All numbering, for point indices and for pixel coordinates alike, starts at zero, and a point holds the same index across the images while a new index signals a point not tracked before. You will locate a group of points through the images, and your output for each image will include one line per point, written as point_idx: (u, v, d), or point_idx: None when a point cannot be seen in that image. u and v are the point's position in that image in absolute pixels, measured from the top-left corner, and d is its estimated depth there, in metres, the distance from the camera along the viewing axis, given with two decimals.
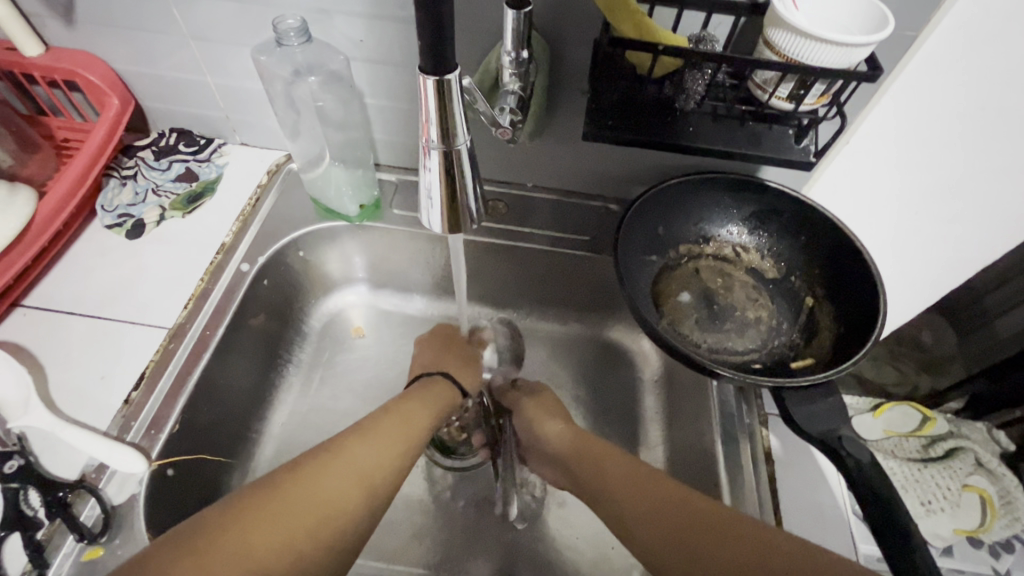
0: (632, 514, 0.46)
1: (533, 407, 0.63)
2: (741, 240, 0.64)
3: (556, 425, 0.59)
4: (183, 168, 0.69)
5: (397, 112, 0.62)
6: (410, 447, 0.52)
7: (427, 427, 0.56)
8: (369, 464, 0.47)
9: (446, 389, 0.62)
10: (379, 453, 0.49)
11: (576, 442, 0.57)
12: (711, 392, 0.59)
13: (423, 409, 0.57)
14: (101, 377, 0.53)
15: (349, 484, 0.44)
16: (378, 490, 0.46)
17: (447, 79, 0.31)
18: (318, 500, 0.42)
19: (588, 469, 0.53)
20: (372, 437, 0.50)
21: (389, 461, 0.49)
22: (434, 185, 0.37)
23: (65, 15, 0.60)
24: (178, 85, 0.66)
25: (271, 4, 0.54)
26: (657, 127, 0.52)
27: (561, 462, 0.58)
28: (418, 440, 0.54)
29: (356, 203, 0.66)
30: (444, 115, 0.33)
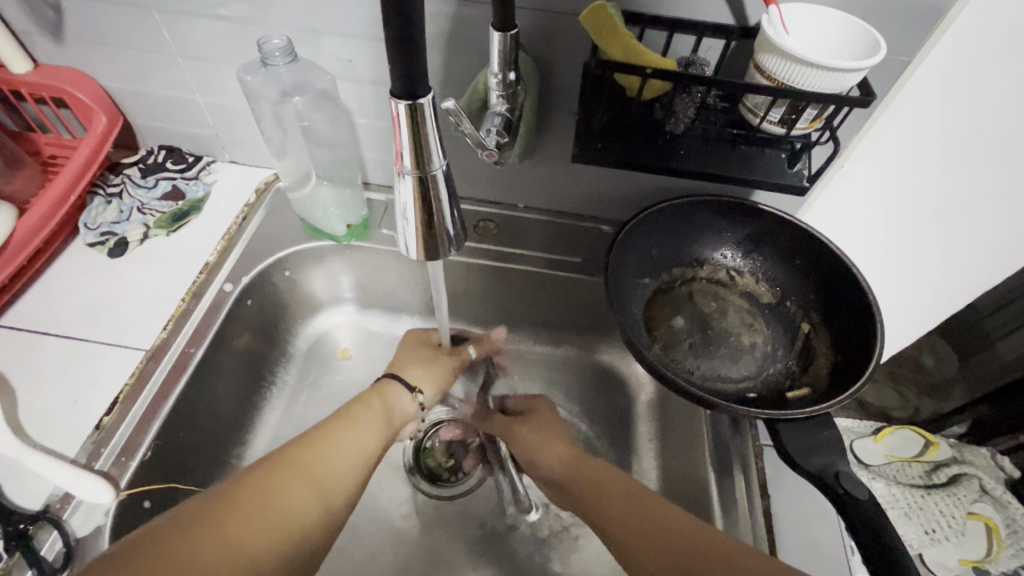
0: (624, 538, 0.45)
1: (530, 437, 0.59)
2: (736, 263, 0.63)
3: (559, 448, 0.56)
4: (170, 186, 0.68)
5: (386, 131, 0.61)
6: (371, 448, 0.50)
7: (383, 433, 0.53)
8: (322, 471, 0.45)
9: (392, 390, 0.58)
10: (335, 457, 0.47)
11: (573, 469, 0.54)
12: (703, 420, 0.57)
13: (375, 411, 0.54)
14: (73, 401, 0.51)
15: (310, 490, 0.43)
16: (333, 497, 0.45)
17: (421, 105, 0.29)
18: (274, 511, 0.40)
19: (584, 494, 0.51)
20: (328, 441, 0.48)
21: (350, 464, 0.47)
22: (409, 207, 0.36)
23: (54, 32, 0.60)
24: (168, 103, 0.65)
25: (260, 24, 0.54)
26: (647, 151, 0.51)
27: (556, 486, 0.55)
28: (375, 445, 0.51)
29: (344, 222, 0.64)
30: (418, 143, 0.32)
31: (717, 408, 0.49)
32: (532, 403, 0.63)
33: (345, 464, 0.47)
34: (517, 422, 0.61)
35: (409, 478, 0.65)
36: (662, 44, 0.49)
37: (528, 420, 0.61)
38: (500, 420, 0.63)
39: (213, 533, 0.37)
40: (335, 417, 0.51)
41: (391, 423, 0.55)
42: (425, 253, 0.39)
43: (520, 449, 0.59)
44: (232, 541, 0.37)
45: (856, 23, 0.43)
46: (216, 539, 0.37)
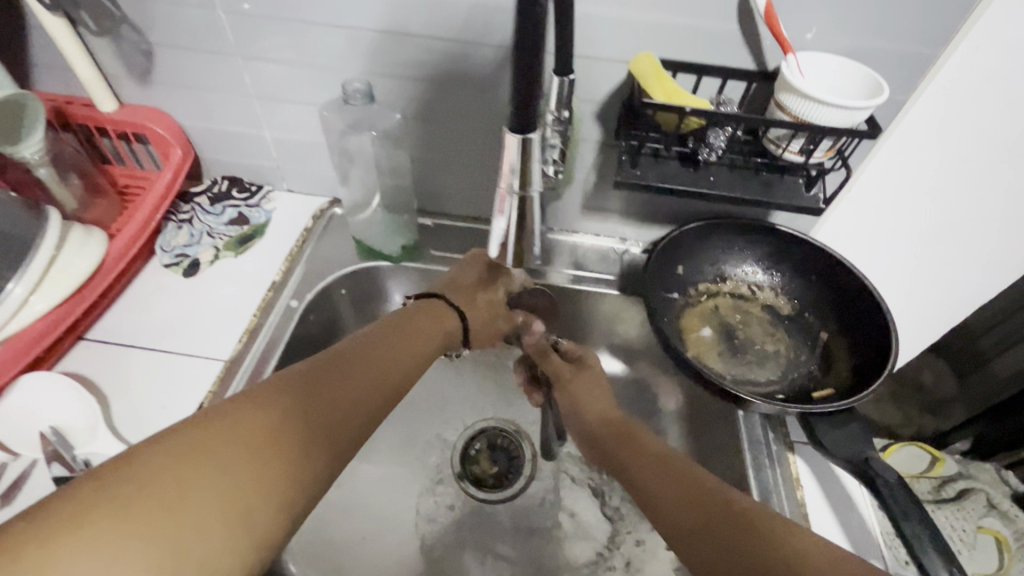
0: (646, 479, 0.49)
1: (579, 385, 0.62)
2: (757, 278, 0.69)
3: (599, 406, 0.60)
4: (235, 213, 0.73)
5: (439, 163, 0.68)
6: (387, 388, 0.48)
7: (412, 367, 0.52)
8: (331, 407, 0.42)
9: (445, 317, 0.59)
10: (345, 392, 0.44)
11: (614, 422, 0.58)
12: (738, 424, 0.60)
13: (409, 343, 0.53)
14: (162, 406, 0.56)
15: (317, 434, 0.41)
16: (342, 437, 0.42)
17: (530, 137, 0.36)
18: (276, 451, 0.38)
19: (623, 451, 0.54)
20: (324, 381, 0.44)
21: (353, 401, 0.44)
22: (506, 228, 0.42)
23: (142, 76, 0.66)
24: (237, 138, 0.72)
25: (334, 68, 0.61)
26: (680, 178, 0.57)
27: (592, 440, 0.59)
28: (391, 384, 0.49)
29: (397, 243, 0.71)
30: (523, 167, 0.38)
31: (749, 408, 0.57)
32: (585, 354, 0.65)
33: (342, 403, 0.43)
34: (571, 373, 0.64)
35: (458, 483, 0.69)
36: (691, 86, 0.57)
37: (580, 372, 0.63)
38: (555, 364, 0.65)
39: (208, 472, 0.34)
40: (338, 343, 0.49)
41: (425, 360, 0.55)
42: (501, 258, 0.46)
43: (567, 397, 0.63)
44: (223, 488, 0.34)
45: (861, 69, 0.50)
46: (210, 480, 0.34)
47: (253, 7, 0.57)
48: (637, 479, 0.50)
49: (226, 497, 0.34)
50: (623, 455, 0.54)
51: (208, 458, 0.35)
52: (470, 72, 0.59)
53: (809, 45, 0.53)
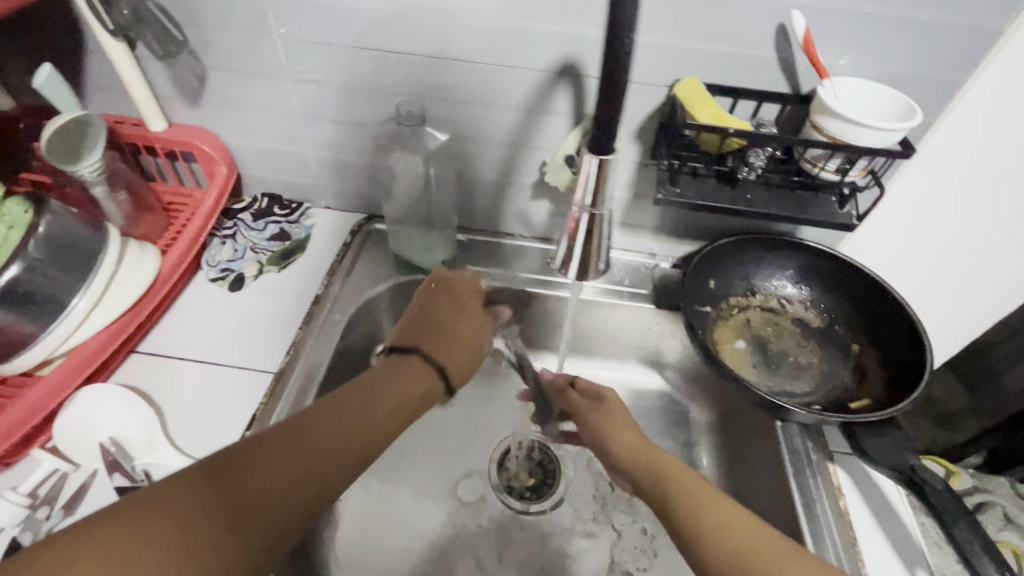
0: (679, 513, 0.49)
1: (598, 419, 0.61)
2: (786, 292, 0.71)
3: (628, 435, 0.58)
4: (277, 229, 0.75)
5: (477, 181, 0.71)
6: (352, 449, 0.46)
7: (382, 423, 0.49)
8: (279, 474, 0.41)
9: (416, 370, 0.57)
10: (297, 455, 0.42)
11: (638, 453, 0.56)
12: (777, 434, 0.61)
13: (375, 400, 0.50)
14: (216, 417, 0.57)
15: (258, 502, 0.39)
16: (289, 506, 0.40)
17: (606, 155, 0.39)
18: (209, 525, 0.36)
19: (648, 478, 0.53)
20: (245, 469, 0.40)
21: (291, 472, 0.41)
22: (576, 245, 0.45)
23: (192, 97, 0.69)
24: (279, 156, 0.74)
25: (381, 90, 0.64)
26: (719, 196, 0.59)
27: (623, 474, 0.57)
28: (359, 443, 0.46)
29: (439, 258, 0.73)
30: (597, 181, 0.41)
31: (787, 418, 0.59)
32: (602, 389, 0.64)
33: (266, 499, 0.39)
34: (592, 405, 0.63)
35: (496, 495, 0.69)
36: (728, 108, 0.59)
37: (601, 408, 0.62)
38: (573, 396, 0.65)
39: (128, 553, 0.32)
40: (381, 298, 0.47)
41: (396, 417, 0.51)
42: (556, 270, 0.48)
43: (591, 429, 0.61)
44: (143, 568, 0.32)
45: (893, 93, 0.53)
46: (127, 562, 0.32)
47: (308, 33, 0.60)
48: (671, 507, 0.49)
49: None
50: (649, 488, 0.52)
51: (130, 537, 0.33)
52: (513, 95, 0.62)
53: (842, 70, 0.55)
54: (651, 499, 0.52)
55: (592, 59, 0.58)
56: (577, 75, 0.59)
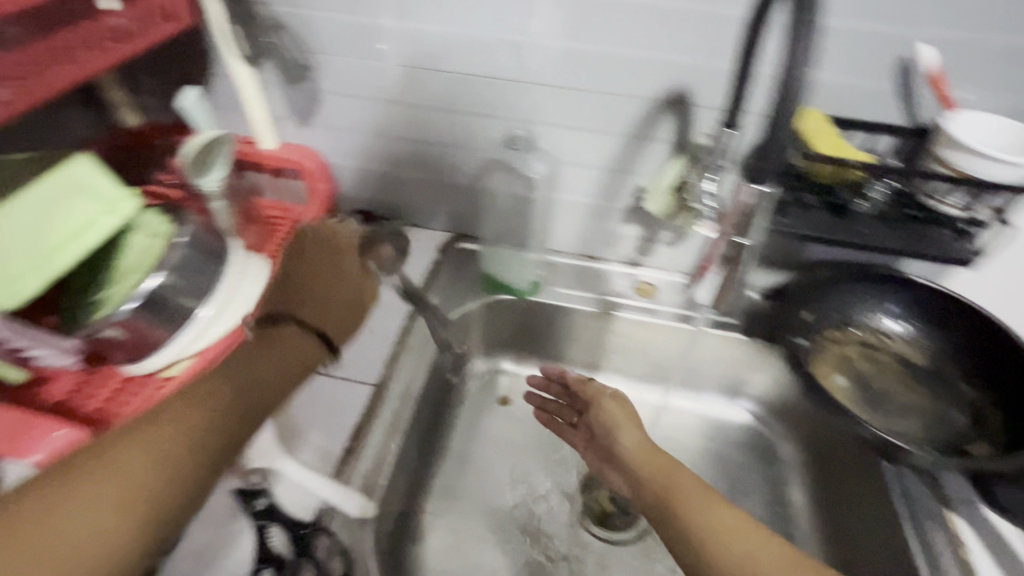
0: (694, 522, 0.45)
1: (618, 416, 0.57)
2: (887, 328, 0.68)
3: (635, 434, 0.55)
4: (371, 245, 0.77)
5: (570, 205, 0.72)
6: (249, 394, 0.49)
7: (274, 371, 0.52)
8: (181, 425, 0.45)
9: (291, 336, 0.54)
10: (192, 406, 0.46)
11: (648, 455, 0.52)
12: (887, 476, 0.59)
13: (256, 363, 0.52)
14: (322, 425, 0.59)
15: (161, 447, 0.43)
16: (200, 446, 0.44)
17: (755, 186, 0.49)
18: (119, 477, 0.40)
19: (654, 489, 0.50)
20: (90, 479, 0.40)
21: (188, 421, 0.45)
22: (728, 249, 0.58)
23: (304, 119, 0.73)
24: (377, 176, 0.77)
25: (485, 115, 0.66)
26: (827, 226, 0.59)
27: (627, 473, 0.54)
28: (252, 389, 0.50)
29: (529, 277, 0.75)
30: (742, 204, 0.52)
31: (896, 459, 0.57)
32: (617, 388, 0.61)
33: (149, 469, 0.42)
34: (606, 397, 0.60)
35: (579, 521, 0.67)
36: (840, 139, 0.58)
37: (614, 395, 0.60)
38: (591, 387, 0.62)
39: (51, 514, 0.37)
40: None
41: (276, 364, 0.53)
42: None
43: (601, 417, 0.59)
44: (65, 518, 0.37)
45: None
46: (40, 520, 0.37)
47: (421, 60, 0.63)
48: (672, 520, 0.47)
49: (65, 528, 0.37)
50: (653, 495, 0.49)
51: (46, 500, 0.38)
52: (615, 121, 0.63)
53: (968, 104, 0.54)
54: (651, 511, 0.49)
55: (703, 89, 0.58)
56: (686, 105, 0.60)
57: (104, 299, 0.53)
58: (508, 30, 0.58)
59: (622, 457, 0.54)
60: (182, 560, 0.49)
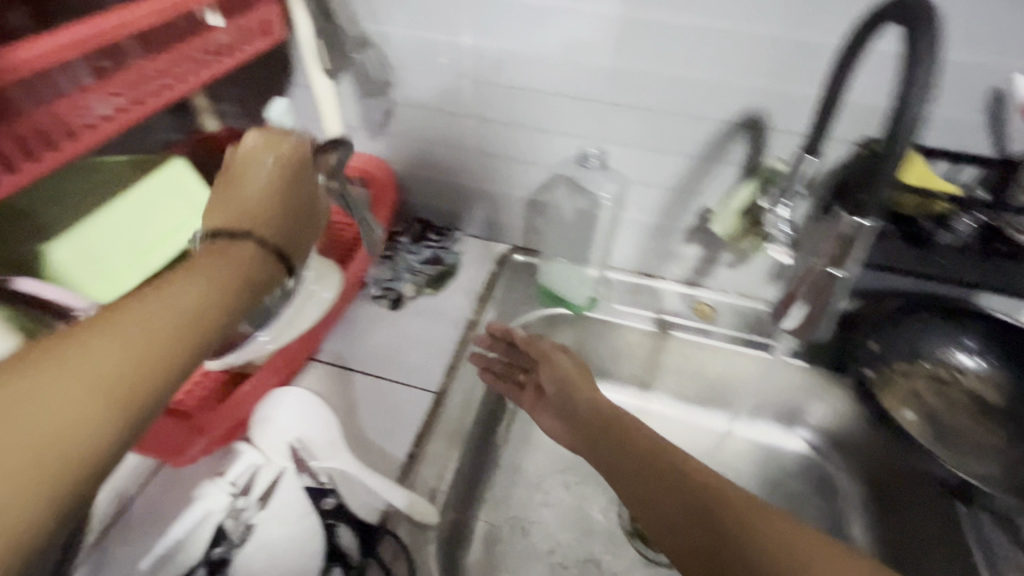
0: (626, 467, 0.51)
1: (574, 376, 0.60)
2: (961, 364, 0.66)
3: (587, 394, 0.58)
4: (432, 254, 0.78)
5: (633, 223, 0.73)
6: (223, 292, 0.38)
7: (235, 280, 0.40)
8: (153, 320, 0.34)
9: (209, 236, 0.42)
10: (145, 308, 0.34)
11: (605, 411, 0.56)
12: (961, 520, 0.58)
13: (212, 270, 0.39)
14: (387, 429, 0.61)
15: (134, 338, 0.33)
16: (190, 340, 0.36)
17: (853, 219, 0.47)
18: (86, 373, 0.31)
19: (610, 440, 0.53)
20: (58, 362, 0.30)
21: (161, 318, 0.35)
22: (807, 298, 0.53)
23: (377, 130, 0.75)
24: (441, 186, 0.79)
25: (555, 131, 0.67)
26: (905, 257, 0.57)
27: (578, 427, 0.57)
28: (228, 288, 0.39)
29: (587, 293, 0.75)
30: (835, 238, 0.49)
31: (973, 502, 0.56)
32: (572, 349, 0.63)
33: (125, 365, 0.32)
34: (559, 352, 0.63)
35: (630, 541, 0.66)
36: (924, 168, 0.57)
37: (566, 353, 0.63)
38: (541, 344, 0.63)
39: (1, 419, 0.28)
40: (282, 193, 0.46)
41: (231, 278, 0.40)
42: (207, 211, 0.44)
43: (559, 377, 0.61)
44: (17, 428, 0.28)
45: None
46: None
47: (497, 77, 0.64)
48: (623, 464, 0.51)
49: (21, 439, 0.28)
50: (609, 444, 0.53)
51: None
52: (685, 142, 0.63)
53: None
54: (595, 442, 0.54)
55: (780, 113, 0.58)
56: (762, 128, 0.60)
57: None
58: (587, 50, 0.59)
59: (577, 410, 0.58)
60: (258, 554, 0.50)
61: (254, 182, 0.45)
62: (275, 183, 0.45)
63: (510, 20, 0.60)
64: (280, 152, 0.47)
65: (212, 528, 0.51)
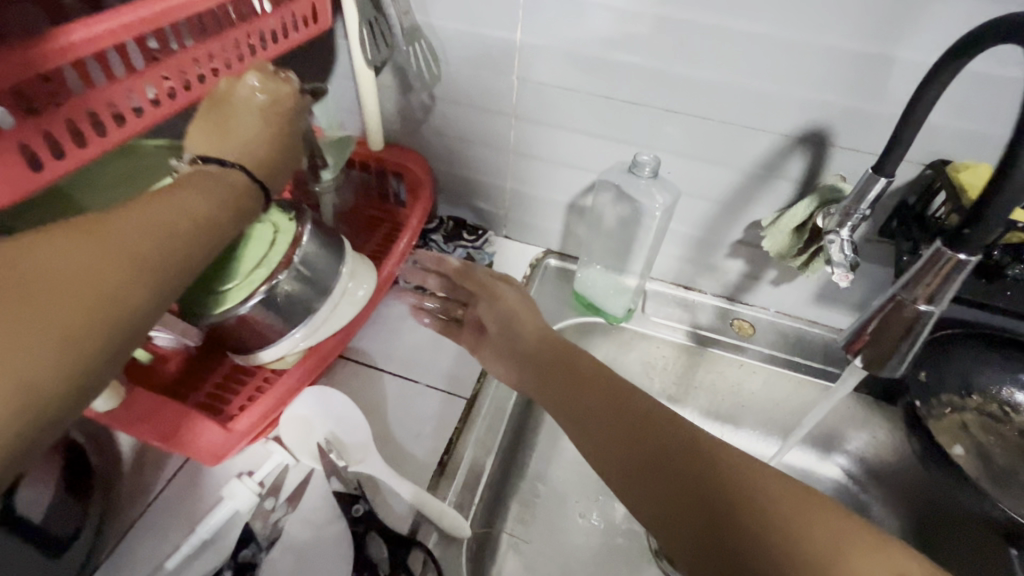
0: (584, 413, 0.47)
1: (510, 303, 0.58)
2: (1014, 400, 0.63)
3: (530, 323, 0.56)
4: (464, 254, 0.77)
5: (675, 234, 0.71)
6: (231, 207, 0.44)
7: (238, 201, 0.44)
8: (176, 221, 0.39)
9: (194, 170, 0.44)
10: (170, 211, 0.39)
11: (548, 342, 0.53)
12: (1010, 564, 0.55)
13: (219, 189, 0.43)
14: (417, 435, 0.59)
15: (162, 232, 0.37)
16: (205, 242, 0.40)
17: (951, 254, 0.39)
18: (123, 251, 0.35)
19: (557, 375, 0.50)
20: (96, 237, 0.34)
21: (183, 219, 0.39)
22: (873, 329, 0.45)
23: (415, 125, 0.74)
24: (478, 185, 0.77)
25: (601, 135, 0.65)
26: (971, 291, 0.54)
27: (516, 357, 0.55)
28: (233, 205, 0.44)
29: (624, 304, 0.73)
30: (923, 271, 0.41)
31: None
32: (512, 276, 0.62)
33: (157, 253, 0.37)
34: (499, 284, 0.61)
35: (656, 562, 0.65)
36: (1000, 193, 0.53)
37: (509, 283, 0.61)
38: (479, 277, 0.62)
39: (60, 280, 0.31)
40: (273, 137, 0.50)
41: (234, 197, 0.44)
42: (194, 136, 0.48)
43: (497, 308, 0.59)
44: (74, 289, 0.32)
45: None
46: (50, 292, 0.31)
47: (546, 77, 0.62)
48: (580, 404, 0.48)
49: (77, 299, 0.31)
50: (559, 381, 0.50)
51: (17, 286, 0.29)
52: (738, 154, 0.61)
53: None
54: (545, 377, 0.51)
55: (844, 130, 0.56)
56: (822, 144, 0.57)
57: (224, 296, 0.50)
58: (645, 54, 0.57)
59: (517, 341, 0.55)
60: (285, 559, 0.49)
61: (249, 124, 0.48)
62: (262, 121, 0.49)
63: (565, 19, 0.57)
64: (276, 96, 0.50)
65: (240, 529, 0.50)
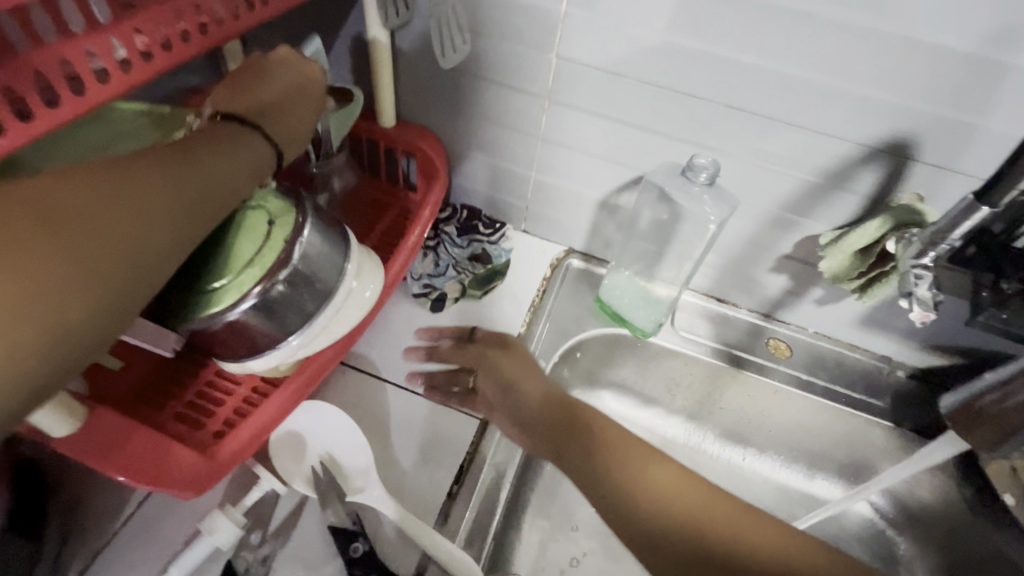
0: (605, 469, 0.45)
1: (515, 367, 0.55)
2: None
3: (538, 388, 0.53)
4: (479, 249, 0.70)
5: (717, 243, 0.64)
6: (261, 161, 0.40)
7: (262, 159, 0.40)
8: (204, 166, 0.35)
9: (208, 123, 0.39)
10: (198, 156, 0.35)
11: (555, 408, 0.51)
12: None
13: (246, 144, 0.39)
14: (422, 460, 0.53)
15: (191, 178, 0.34)
16: (233, 193, 0.37)
17: None
18: (150, 189, 0.31)
19: (569, 439, 0.48)
20: (120, 175, 0.31)
21: (211, 167, 0.36)
22: None
23: (433, 102, 0.65)
24: (499, 174, 0.69)
25: (647, 128, 0.57)
26: None
27: (533, 428, 0.51)
28: (262, 159, 0.40)
29: (653, 318, 0.67)
30: None
31: None
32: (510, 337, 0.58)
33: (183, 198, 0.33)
34: (497, 351, 0.57)
35: None
36: None
37: (508, 348, 0.57)
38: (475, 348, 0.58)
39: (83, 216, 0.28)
40: (297, 110, 0.44)
41: (258, 154, 0.40)
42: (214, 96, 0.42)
43: (499, 378, 0.55)
44: (98, 223, 0.28)
45: None
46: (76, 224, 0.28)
47: (592, 58, 0.54)
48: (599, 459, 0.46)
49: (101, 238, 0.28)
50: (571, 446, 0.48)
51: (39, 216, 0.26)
52: (805, 162, 0.53)
53: None
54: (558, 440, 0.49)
55: (933, 144, 0.48)
56: (906, 158, 0.50)
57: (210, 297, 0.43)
58: (715, 40, 0.49)
59: (528, 414, 0.52)
60: None
61: (275, 92, 0.43)
62: (287, 86, 0.44)
63: None
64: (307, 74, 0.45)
65: (222, 565, 0.45)
